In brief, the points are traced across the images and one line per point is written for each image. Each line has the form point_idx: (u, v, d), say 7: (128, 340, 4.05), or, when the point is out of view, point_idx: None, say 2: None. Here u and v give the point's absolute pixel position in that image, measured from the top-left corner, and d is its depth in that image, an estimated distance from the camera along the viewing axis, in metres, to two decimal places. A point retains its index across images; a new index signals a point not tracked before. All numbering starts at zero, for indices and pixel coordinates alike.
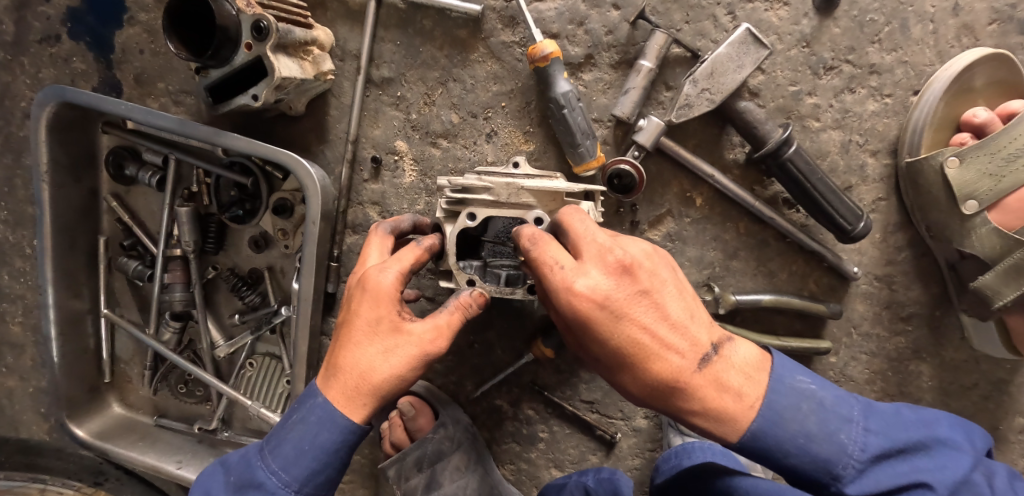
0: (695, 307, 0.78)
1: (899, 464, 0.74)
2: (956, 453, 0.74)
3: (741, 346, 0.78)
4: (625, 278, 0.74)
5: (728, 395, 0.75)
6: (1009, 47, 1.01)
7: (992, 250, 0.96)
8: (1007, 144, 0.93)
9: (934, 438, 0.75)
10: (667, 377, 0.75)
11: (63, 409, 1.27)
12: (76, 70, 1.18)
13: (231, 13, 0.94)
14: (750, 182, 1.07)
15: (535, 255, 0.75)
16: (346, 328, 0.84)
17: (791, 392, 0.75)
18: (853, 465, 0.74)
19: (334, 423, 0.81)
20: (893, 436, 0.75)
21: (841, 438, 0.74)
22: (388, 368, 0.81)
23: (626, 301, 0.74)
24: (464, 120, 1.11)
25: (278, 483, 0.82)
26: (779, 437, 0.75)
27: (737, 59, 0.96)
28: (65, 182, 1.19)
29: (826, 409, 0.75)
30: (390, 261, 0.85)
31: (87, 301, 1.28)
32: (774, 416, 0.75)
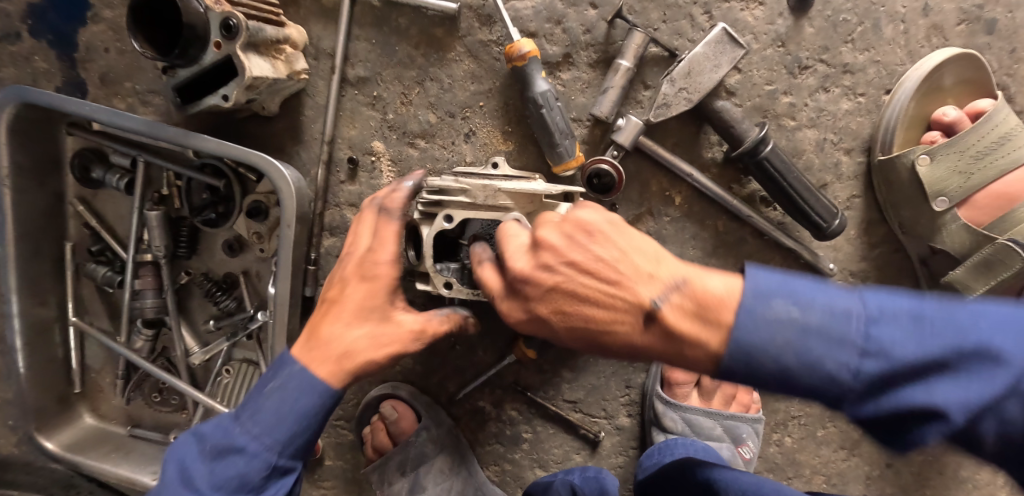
0: (628, 266, 0.70)
1: (908, 386, 0.62)
2: (990, 366, 0.61)
3: (703, 282, 0.69)
4: (534, 284, 0.71)
5: (691, 346, 0.68)
6: (977, 47, 1.04)
7: (960, 245, 0.99)
8: (975, 142, 0.96)
9: (960, 351, 0.61)
10: (626, 350, 0.72)
11: (31, 421, 1.23)
12: (38, 70, 1.14)
13: (199, 11, 0.91)
14: (728, 181, 1.08)
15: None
16: (332, 304, 0.83)
17: (766, 322, 0.66)
18: (848, 392, 0.64)
19: (314, 386, 0.80)
20: (904, 354, 0.62)
21: (827, 365, 0.64)
22: (373, 351, 0.81)
23: (539, 302, 0.72)
24: (441, 120, 1.09)
25: (259, 447, 0.79)
26: (757, 374, 0.67)
27: (714, 59, 0.96)
28: (29, 185, 1.14)
29: (810, 333, 0.65)
30: (382, 249, 0.83)
31: (54, 309, 1.24)
32: (745, 353, 0.67)
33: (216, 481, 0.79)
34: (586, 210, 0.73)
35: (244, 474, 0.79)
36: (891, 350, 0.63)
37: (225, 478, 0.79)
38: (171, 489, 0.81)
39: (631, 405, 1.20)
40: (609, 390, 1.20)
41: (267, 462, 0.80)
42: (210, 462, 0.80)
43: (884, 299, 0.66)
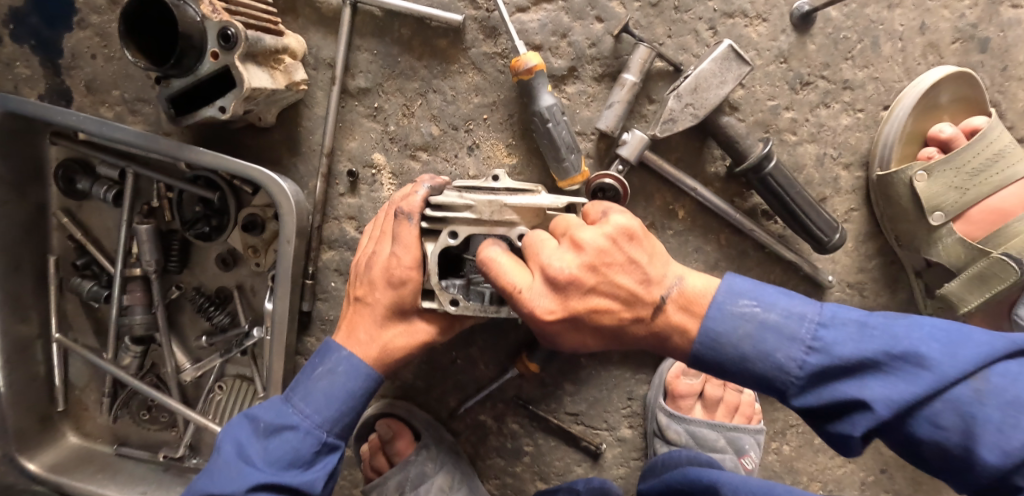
0: (648, 275, 0.80)
1: (845, 380, 0.70)
2: (921, 370, 0.66)
3: (695, 283, 0.80)
4: (570, 284, 0.79)
5: (677, 334, 0.80)
6: (970, 65, 1.07)
7: (956, 258, 1.02)
8: (971, 159, 0.98)
9: (889, 353, 0.68)
10: (623, 335, 0.83)
11: (12, 443, 1.18)
12: (18, 76, 1.08)
13: (194, 19, 0.88)
14: (730, 194, 1.09)
15: (497, 268, 0.79)
16: (363, 306, 0.96)
17: (730, 317, 0.75)
18: (795, 381, 0.72)
19: (358, 372, 0.93)
20: (845, 352, 0.69)
21: (778, 357, 0.73)
22: (407, 343, 0.95)
23: (571, 304, 0.80)
24: (444, 133, 1.07)
25: (310, 424, 0.90)
26: (719, 358, 0.76)
27: (720, 75, 0.96)
28: (7, 197, 1.08)
29: (767, 329, 0.73)
30: (409, 255, 0.91)
31: (35, 326, 1.18)
32: (711, 340, 0.76)
33: (270, 457, 0.88)
34: (619, 215, 0.82)
35: (296, 448, 0.88)
36: (834, 348, 0.70)
37: (280, 453, 0.88)
38: (223, 468, 0.88)
39: (632, 417, 1.20)
40: (611, 402, 1.19)
41: (318, 439, 0.90)
42: (263, 441, 0.89)
43: (840, 308, 0.73)
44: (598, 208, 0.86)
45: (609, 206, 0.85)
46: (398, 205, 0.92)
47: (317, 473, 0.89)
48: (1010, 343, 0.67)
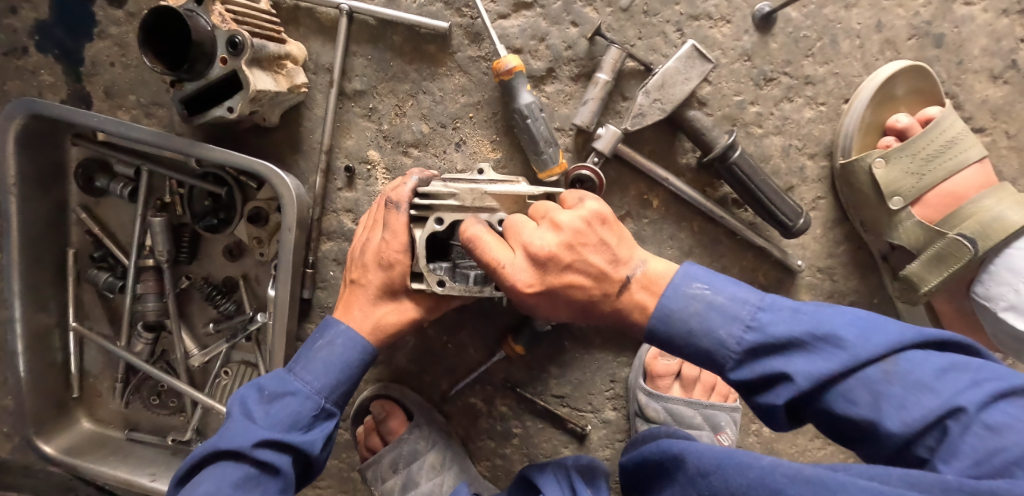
0: (617, 256, 0.88)
1: (776, 357, 0.77)
2: (839, 351, 0.73)
3: (656, 266, 0.89)
4: (549, 261, 0.86)
5: (639, 311, 0.88)
6: (926, 59, 1.14)
7: (914, 240, 1.07)
8: (925, 146, 1.05)
9: (814, 334, 0.75)
10: (590, 310, 0.91)
11: (29, 426, 1.27)
12: (43, 83, 1.19)
13: (206, 29, 0.98)
14: (702, 184, 1.16)
15: (484, 244, 0.85)
16: (359, 287, 1.06)
17: (683, 297, 0.83)
18: (732, 356, 0.79)
19: (354, 344, 1.03)
20: (779, 331, 0.76)
21: (719, 333, 0.80)
22: (398, 320, 1.05)
23: (548, 279, 0.87)
24: (434, 130, 1.16)
25: (310, 390, 1.00)
26: (668, 333, 0.84)
27: (685, 72, 1.04)
28: (32, 194, 1.18)
29: (713, 309, 0.81)
30: (397, 240, 1.00)
31: (54, 315, 1.28)
32: (664, 316, 0.84)
33: (272, 420, 0.96)
34: (593, 201, 0.90)
35: (297, 411, 0.97)
36: (770, 327, 0.77)
37: (282, 415, 0.96)
38: (230, 427, 0.96)
39: (615, 399, 1.27)
40: (594, 384, 1.26)
41: (316, 403, 0.99)
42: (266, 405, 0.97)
43: (779, 297, 0.81)
44: (574, 195, 0.94)
45: (584, 193, 0.93)
46: (388, 195, 1.00)
47: (316, 436, 0.99)
48: (922, 333, 0.74)
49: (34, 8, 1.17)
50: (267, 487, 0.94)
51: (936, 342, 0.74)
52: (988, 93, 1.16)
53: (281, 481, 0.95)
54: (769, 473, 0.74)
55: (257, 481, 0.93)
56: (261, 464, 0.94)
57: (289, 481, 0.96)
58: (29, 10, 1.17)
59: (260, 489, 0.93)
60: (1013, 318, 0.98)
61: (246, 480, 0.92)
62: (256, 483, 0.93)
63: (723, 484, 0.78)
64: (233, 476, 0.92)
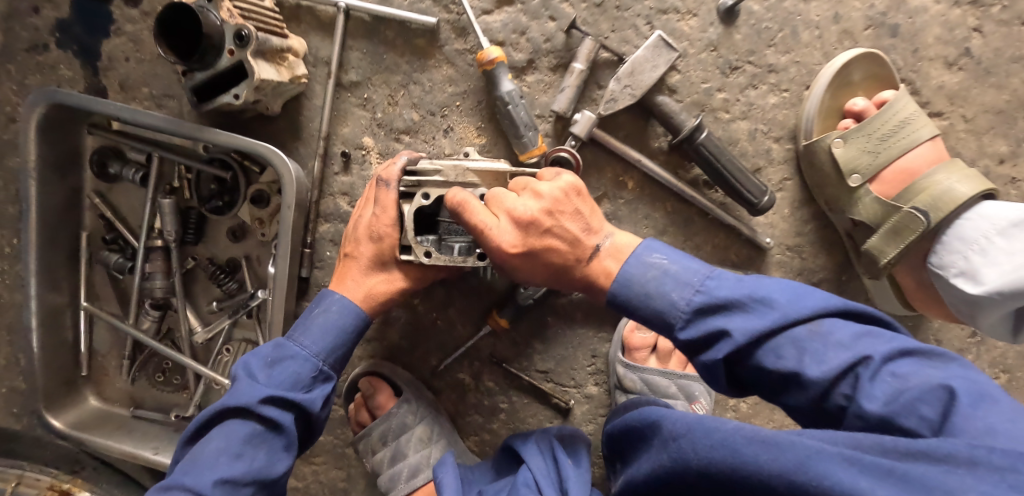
0: (590, 225, 0.97)
1: (719, 315, 0.84)
2: (771, 310, 0.81)
3: (622, 238, 0.98)
4: (530, 226, 0.93)
5: (607, 276, 0.96)
6: (883, 48, 1.22)
7: (873, 215, 1.13)
8: (880, 126, 1.12)
9: (753, 296, 0.82)
10: (563, 277, 0.99)
11: (40, 400, 1.35)
12: (62, 77, 1.30)
13: (216, 23, 1.07)
14: (674, 166, 1.23)
15: (475, 209, 0.91)
16: (352, 260, 1.14)
17: (641, 265, 0.91)
18: (681, 316, 0.86)
19: (349, 310, 1.11)
20: (724, 294, 0.84)
21: (671, 296, 0.87)
22: (388, 290, 1.13)
23: (528, 243, 0.94)
24: (423, 118, 1.25)
25: (309, 353, 1.06)
26: (626, 296, 0.91)
27: (653, 60, 1.12)
28: (51, 179, 1.28)
29: (668, 276, 0.89)
30: (386, 215, 1.07)
31: (66, 295, 1.36)
32: (625, 281, 0.91)
33: (274, 382, 1.03)
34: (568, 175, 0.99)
35: (298, 373, 1.04)
36: (716, 291, 0.85)
37: (284, 377, 1.03)
38: (236, 388, 1.03)
39: (597, 374, 1.34)
40: (577, 359, 1.33)
41: (315, 366, 1.07)
42: (269, 367, 1.04)
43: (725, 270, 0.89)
44: (549, 171, 1.02)
45: (558, 169, 1.01)
46: (379, 173, 1.08)
47: (317, 395, 1.06)
48: (844, 303, 0.82)
49: (56, 8, 1.28)
50: (273, 444, 1.01)
51: (854, 313, 0.83)
52: (944, 79, 1.23)
53: (285, 437, 1.02)
54: (733, 436, 0.74)
55: (263, 437, 1.01)
56: (266, 422, 1.01)
57: (293, 438, 1.03)
58: (50, 10, 1.28)
59: (266, 445, 1.01)
60: (963, 282, 1.03)
61: (254, 436, 0.99)
62: (263, 440, 1.01)
63: (690, 448, 0.78)
64: (241, 433, 1.00)
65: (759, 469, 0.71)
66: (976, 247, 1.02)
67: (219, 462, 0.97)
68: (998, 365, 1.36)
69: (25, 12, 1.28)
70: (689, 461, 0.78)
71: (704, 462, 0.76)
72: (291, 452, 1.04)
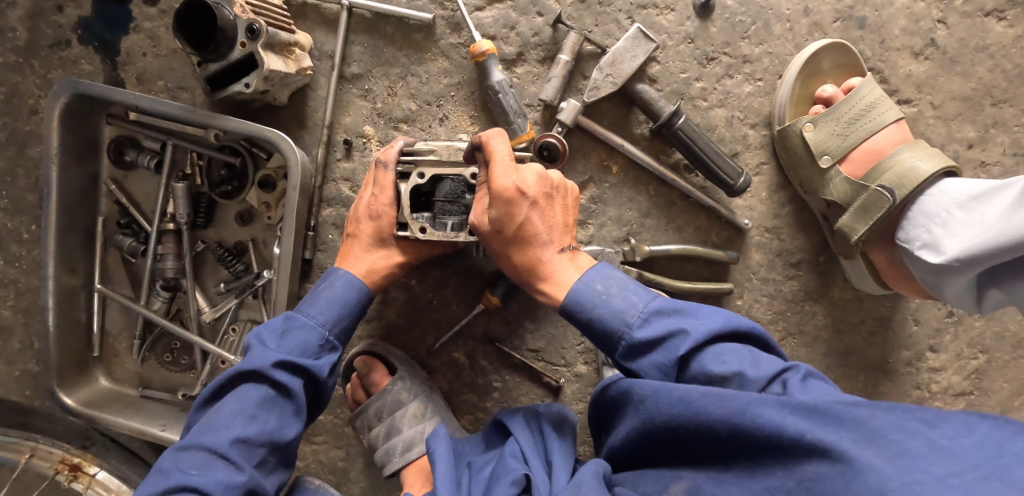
0: (569, 225, 1.10)
1: (670, 318, 0.95)
2: (715, 318, 0.94)
3: (584, 256, 1.10)
4: (538, 185, 1.05)
5: (569, 270, 1.06)
6: (851, 39, 1.29)
7: (843, 194, 1.19)
8: (847, 111, 1.19)
9: (699, 307, 0.96)
10: (532, 260, 1.07)
11: (53, 378, 1.41)
12: (83, 71, 1.39)
13: (229, 18, 1.15)
14: (656, 152, 1.30)
15: (501, 153, 1.01)
16: (353, 239, 1.20)
17: (604, 273, 1.02)
18: (639, 315, 0.96)
19: (352, 285, 1.16)
20: (676, 302, 0.97)
21: (630, 299, 0.98)
22: (389, 265, 1.19)
23: (527, 198, 1.03)
24: (420, 108, 1.34)
25: (316, 322, 1.11)
26: (588, 294, 1.00)
27: (632, 50, 1.20)
28: (70, 165, 1.37)
29: (628, 284, 1.00)
30: (385, 195, 1.15)
31: (81, 278, 1.44)
32: (587, 288, 1.01)
33: (284, 350, 1.06)
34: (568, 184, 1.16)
35: (307, 340, 1.08)
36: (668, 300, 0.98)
37: (293, 344, 1.07)
38: (248, 355, 1.05)
39: (587, 353, 1.39)
40: (567, 338, 1.39)
41: (322, 335, 1.11)
42: (280, 336, 1.08)
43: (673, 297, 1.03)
44: None
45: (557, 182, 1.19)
46: (378, 156, 1.16)
47: (324, 362, 1.10)
48: (767, 336, 0.96)
49: (79, 7, 1.38)
50: (284, 408, 1.04)
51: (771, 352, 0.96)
52: (911, 68, 1.31)
53: (295, 403, 1.05)
54: (688, 391, 0.85)
55: (274, 401, 1.03)
56: (278, 386, 1.04)
57: (302, 403, 1.06)
58: (73, 9, 1.38)
59: (277, 410, 1.04)
60: (926, 254, 1.08)
61: (266, 399, 1.02)
62: (274, 404, 1.03)
63: (654, 407, 0.88)
64: (255, 396, 1.02)
65: (707, 417, 0.82)
66: (938, 220, 1.07)
67: (234, 422, 1.00)
68: (977, 345, 1.41)
69: (50, 11, 1.39)
70: (655, 418, 0.89)
71: (666, 417, 0.87)
72: (300, 418, 1.07)
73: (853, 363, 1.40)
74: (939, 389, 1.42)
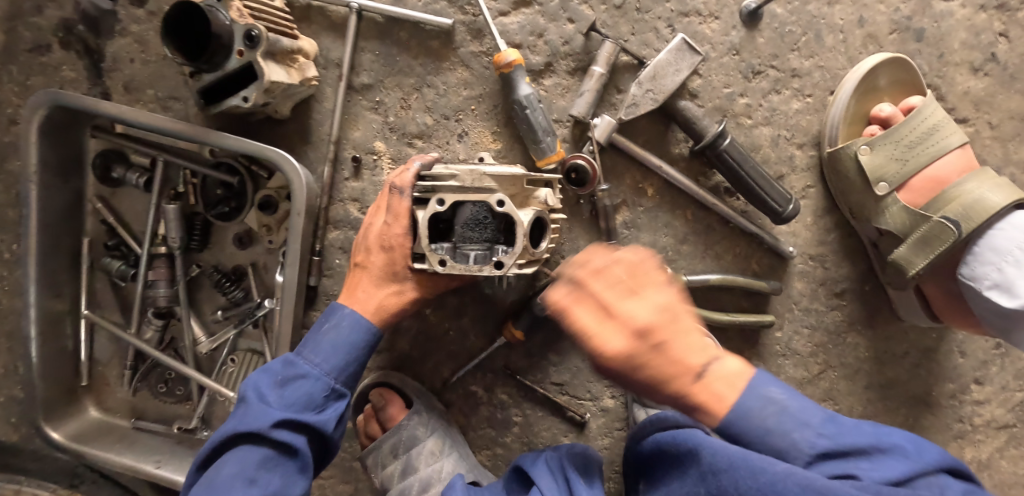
0: (699, 341, 0.83)
1: (841, 462, 0.77)
2: (906, 460, 0.77)
3: (731, 366, 0.83)
4: (639, 334, 0.81)
5: (711, 398, 0.82)
6: (907, 53, 1.19)
7: (901, 224, 1.10)
8: (907, 134, 1.09)
9: (879, 445, 0.78)
10: (669, 401, 0.84)
11: (38, 412, 1.30)
12: (65, 78, 1.26)
13: (225, 23, 1.02)
14: (695, 173, 1.20)
15: (590, 320, 0.84)
16: (363, 269, 1.09)
17: (759, 399, 0.81)
18: (802, 456, 0.78)
19: (360, 326, 1.06)
20: (851, 442, 0.78)
21: (793, 435, 0.79)
22: (402, 300, 1.08)
23: (635, 351, 0.82)
24: (437, 122, 1.22)
25: (320, 372, 1.01)
26: (743, 427, 0.81)
27: (675, 64, 1.09)
28: (53, 182, 1.24)
29: (788, 415, 0.80)
30: (399, 224, 1.02)
31: (67, 302, 1.32)
32: (740, 416, 0.81)
33: (288, 404, 0.98)
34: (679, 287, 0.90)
35: (310, 392, 0.99)
36: (841, 437, 0.78)
37: (295, 397, 0.98)
38: (246, 411, 0.97)
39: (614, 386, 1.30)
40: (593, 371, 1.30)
41: (327, 384, 1.01)
42: (280, 386, 0.99)
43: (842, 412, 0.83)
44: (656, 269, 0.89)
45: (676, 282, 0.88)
46: (393, 180, 1.03)
47: (330, 415, 1.01)
48: (958, 462, 0.81)
49: (60, 7, 1.24)
50: (287, 467, 0.96)
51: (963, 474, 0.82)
52: (970, 85, 1.21)
53: (300, 461, 0.97)
54: (781, 480, 0.75)
55: (276, 461, 0.95)
56: (279, 445, 0.95)
57: (307, 460, 0.98)
58: (54, 9, 1.24)
59: (279, 469, 0.95)
60: (997, 296, 1.00)
61: (267, 460, 0.94)
62: (276, 464, 0.95)
63: (733, 485, 0.79)
64: (254, 457, 0.94)
65: None
66: (1010, 258, 1.00)
67: (232, 488, 0.91)
68: None
69: (28, 11, 1.25)
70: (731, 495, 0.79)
71: None
72: (306, 475, 0.98)
73: (895, 395, 1.32)
74: (982, 422, 1.34)
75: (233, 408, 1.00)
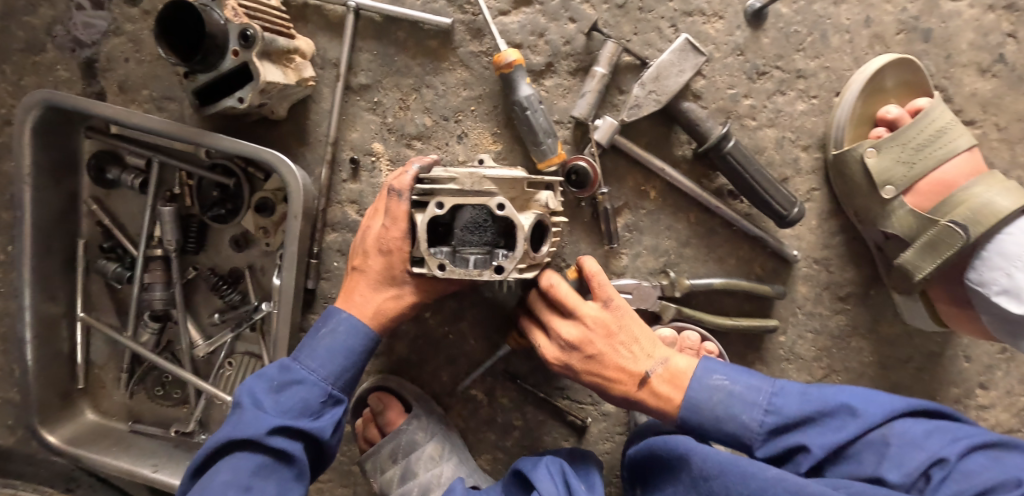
0: (642, 349, 0.98)
1: (791, 435, 0.89)
2: (851, 418, 0.87)
3: (676, 364, 0.97)
4: (580, 348, 0.98)
5: (655, 398, 0.97)
6: (914, 53, 1.17)
7: (907, 227, 1.08)
8: (914, 136, 1.07)
9: (823, 409, 0.89)
10: (623, 402, 1.00)
11: (34, 416, 1.28)
12: (59, 78, 1.24)
13: (219, 22, 1.00)
14: (698, 176, 1.18)
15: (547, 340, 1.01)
16: (360, 273, 1.06)
17: (706, 389, 0.94)
18: (756, 435, 0.91)
19: (357, 331, 1.04)
20: (795, 411, 0.89)
21: (743, 417, 0.92)
22: (400, 304, 1.06)
23: (579, 361, 0.99)
24: (436, 123, 1.20)
25: (317, 378, 1.00)
26: (699, 420, 0.94)
27: (679, 65, 1.07)
28: (47, 184, 1.22)
29: (733, 397, 0.93)
30: (397, 227, 1.00)
31: (62, 305, 1.30)
32: (692, 408, 0.94)
33: (284, 410, 0.97)
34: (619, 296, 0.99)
35: (307, 398, 0.98)
36: (785, 409, 0.90)
37: (291, 403, 0.97)
38: (240, 417, 0.95)
39: None
40: None
41: (324, 390, 1.00)
42: (276, 392, 0.98)
43: (790, 380, 0.93)
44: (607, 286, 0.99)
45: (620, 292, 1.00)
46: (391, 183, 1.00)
47: (326, 421, 1.00)
48: (911, 403, 0.90)
49: (53, 6, 1.22)
50: (283, 474, 0.95)
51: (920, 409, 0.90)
52: (977, 86, 1.19)
53: (296, 468, 0.96)
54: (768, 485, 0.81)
55: (272, 468, 0.94)
56: (275, 452, 0.94)
57: (304, 468, 0.97)
58: (48, 8, 1.22)
59: (274, 477, 0.94)
60: (1007, 302, 0.99)
61: (262, 467, 0.93)
62: (271, 471, 0.94)
63: (724, 490, 0.84)
64: (249, 465, 0.93)
65: None
66: (1019, 264, 0.98)
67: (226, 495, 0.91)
68: None
69: (22, 10, 1.23)
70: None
71: None
72: (302, 483, 0.97)
73: None
74: (987, 426, 1.32)
75: (228, 413, 0.98)
